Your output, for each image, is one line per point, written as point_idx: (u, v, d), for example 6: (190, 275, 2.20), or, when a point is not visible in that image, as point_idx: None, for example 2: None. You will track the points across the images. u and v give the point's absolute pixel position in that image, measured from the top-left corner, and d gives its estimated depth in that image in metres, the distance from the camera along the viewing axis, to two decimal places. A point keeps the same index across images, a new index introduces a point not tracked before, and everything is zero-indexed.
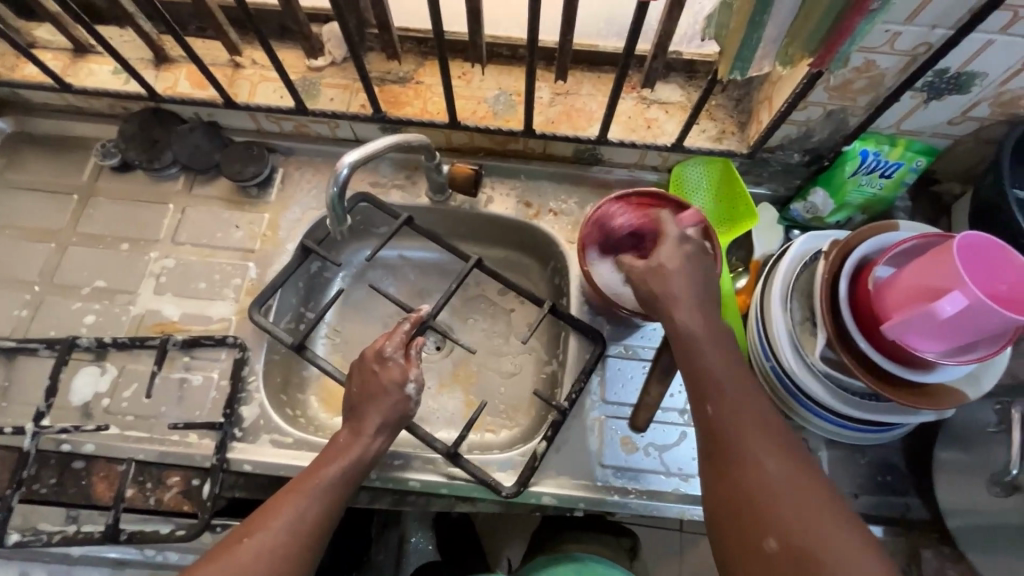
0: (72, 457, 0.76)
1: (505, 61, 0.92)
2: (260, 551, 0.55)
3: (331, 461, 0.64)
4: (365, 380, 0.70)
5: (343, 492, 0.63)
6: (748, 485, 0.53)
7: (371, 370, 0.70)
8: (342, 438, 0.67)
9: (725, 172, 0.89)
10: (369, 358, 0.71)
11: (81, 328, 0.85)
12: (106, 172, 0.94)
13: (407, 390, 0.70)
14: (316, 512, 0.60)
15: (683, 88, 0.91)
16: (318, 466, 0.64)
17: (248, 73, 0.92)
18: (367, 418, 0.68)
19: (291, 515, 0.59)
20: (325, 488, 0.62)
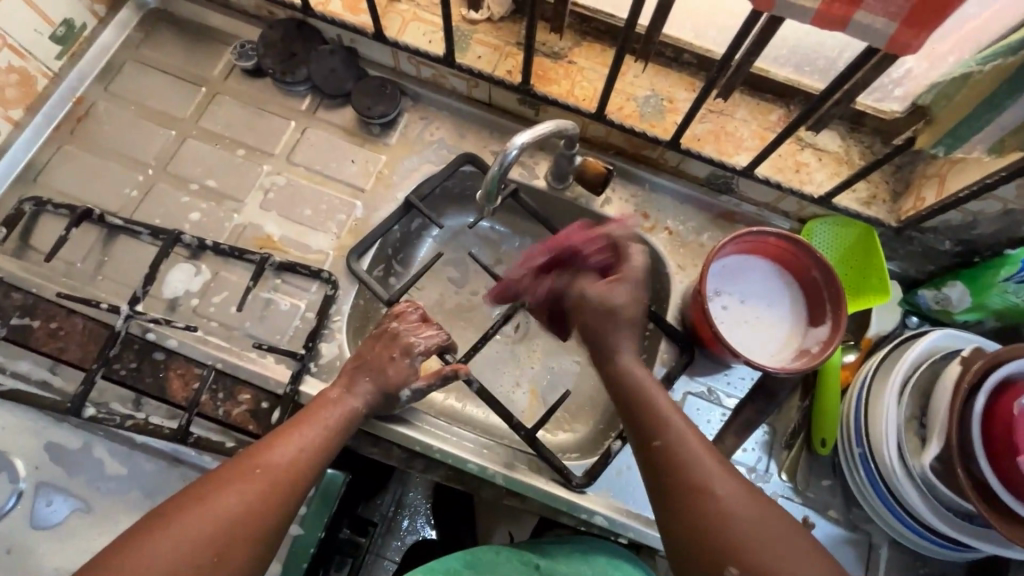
0: (154, 348, 0.77)
1: (666, 62, 0.87)
2: (261, 473, 0.58)
3: (329, 413, 0.66)
4: (382, 356, 0.71)
5: (335, 443, 0.65)
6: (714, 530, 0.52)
7: (390, 355, 0.72)
8: (333, 394, 0.69)
9: (864, 241, 0.83)
10: (394, 343, 0.72)
11: (185, 223, 0.85)
12: (237, 73, 0.93)
13: (400, 393, 0.72)
14: (315, 450, 0.63)
15: (844, 138, 0.85)
16: (315, 415, 0.65)
17: (402, 8, 0.89)
18: (358, 383, 0.70)
19: (296, 446, 0.62)
20: (327, 428, 0.65)
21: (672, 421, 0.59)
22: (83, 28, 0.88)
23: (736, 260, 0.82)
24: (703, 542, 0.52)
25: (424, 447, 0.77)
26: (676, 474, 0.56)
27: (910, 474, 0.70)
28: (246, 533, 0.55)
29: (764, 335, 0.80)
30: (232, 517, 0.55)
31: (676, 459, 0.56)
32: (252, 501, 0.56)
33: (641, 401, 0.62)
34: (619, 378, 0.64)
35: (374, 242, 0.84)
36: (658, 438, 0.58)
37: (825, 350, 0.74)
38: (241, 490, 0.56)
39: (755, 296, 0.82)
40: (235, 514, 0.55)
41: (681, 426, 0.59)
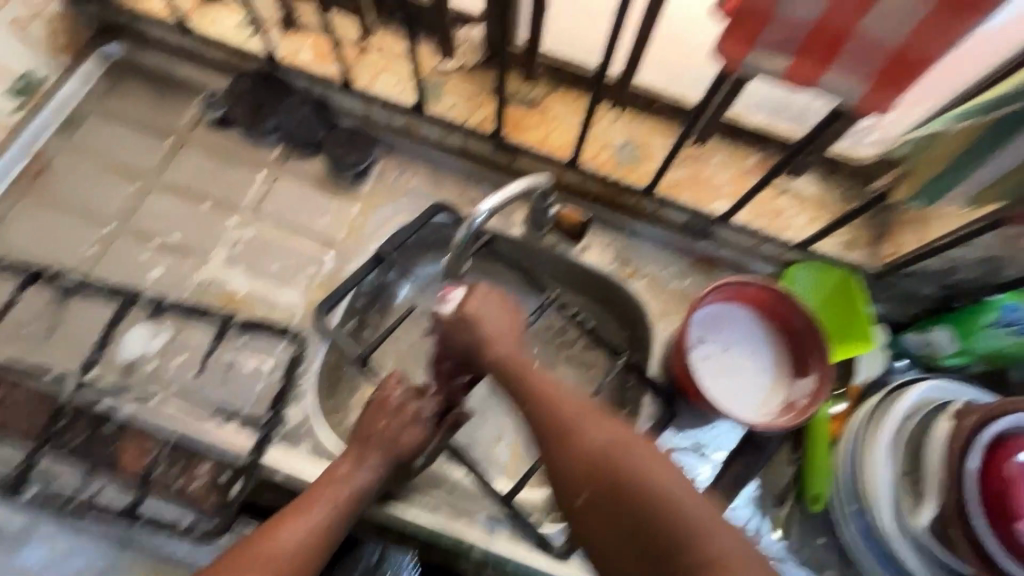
0: (107, 418, 0.72)
1: (640, 109, 0.86)
2: (267, 560, 0.58)
3: (338, 492, 0.65)
4: (384, 428, 0.70)
5: (344, 521, 0.64)
6: (592, 460, 0.55)
7: (399, 424, 0.71)
8: (343, 468, 0.68)
9: (847, 287, 0.80)
10: (392, 411, 0.71)
11: (145, 281, 0.81)
12: (204, 124, 0.91)
13: (415, 458, 0.73)
14: (322, 530, 0.62)
15: (820, 183, 0.84)
16: (324, 491, 0.65)
17: (373, 59, 0.88)
18: (369, 457, 0.69)
19: (300, 529, 0.61)
20: (335, 507, 0.64)
21: (578, 418, 0.58)
22: (43, 81, 0.86)
23: (719, 309, 0.80)
24: (583, 472, 0.55)
25: (402, 518, 0.74)
26: (578, 451, 0.56)
27: (905, 535, 0.67)
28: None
29: (750, 388, 0.78)
30: None
31: (574, 445, 0.56)
32: None
33: (537, 401, 0.61)
34: (505, 368, 0.66)
35: (344, 295, 0.79)
36: (561, 439, 0.58)
37: (813, 404, 0.71)
38: None
39: (740, 344, 0.79)
40: None
41: (592, 428, 0.57)
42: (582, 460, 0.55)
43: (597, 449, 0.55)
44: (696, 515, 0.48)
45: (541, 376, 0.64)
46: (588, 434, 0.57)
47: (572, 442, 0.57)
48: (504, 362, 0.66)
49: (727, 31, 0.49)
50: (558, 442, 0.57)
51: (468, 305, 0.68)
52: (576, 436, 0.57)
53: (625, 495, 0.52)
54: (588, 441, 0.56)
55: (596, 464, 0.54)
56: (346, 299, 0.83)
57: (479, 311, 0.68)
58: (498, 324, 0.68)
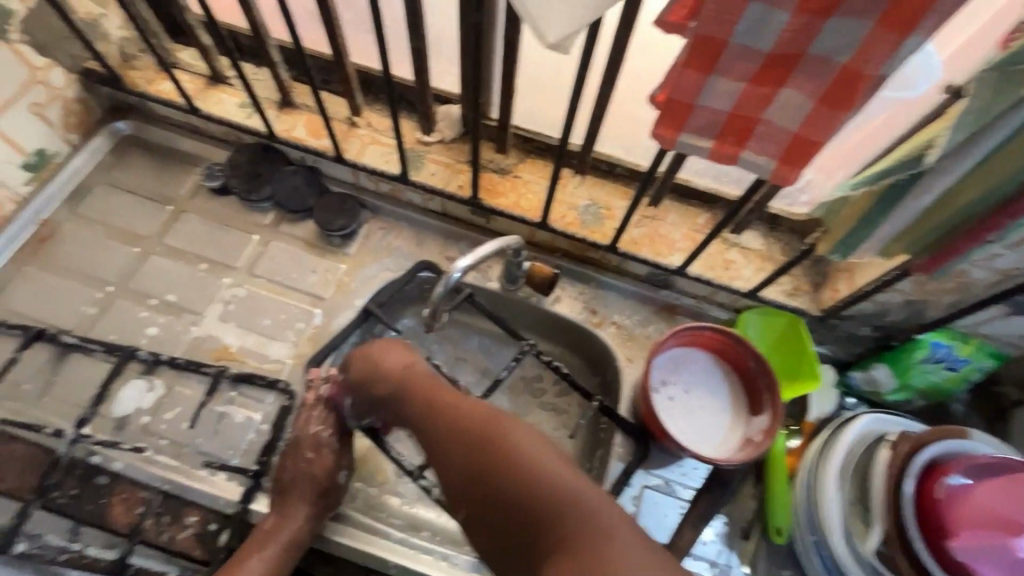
0: (98, 472, 0.74)
1: (601, 173, 0.96)
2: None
3: (266, 547, 0.70)
4: (297, 468, 0.74)
5: (280, 574, 0.70)
6: (484, 465, 0.59)
7: (305, 458, 0.74)
8: (270, 522, 0.72)
9: (793, 330, 0.88)
10: (305, 444, 0.75)
11: (142, 338, 0.85)
12: (204, 191, 0.98)
13: (336, 477, 0.75)
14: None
15: (765, 237, 0.94)
16: (254, 547, 0.70)
17: (361, 132, 0.97)
18: (296, 503, 0.73)
19: None
20: (269, 561, 0.70)
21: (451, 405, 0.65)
22: (55, 155, 0.94)
23: (678, 353, 0.87)
24: (471, 472, 0.59)
25: (350, 550, 0.79)
26: (447, 428, 0.63)
27: (860, 561, 0.72)
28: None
29: (712, 427, 0.83)
30: None
31: (465, 447, 0.60)
32: None
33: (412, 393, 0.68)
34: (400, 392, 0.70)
35: (327, 354, 0.85)
36: (433, 416, 0.65)
37: (766, 440, 0.77)
38: None
39: (699, 387, 0.86)
40: None
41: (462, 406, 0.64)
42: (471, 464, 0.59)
43: (460, 419, 0.63)
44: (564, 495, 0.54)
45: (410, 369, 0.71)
46: (456, 408, 0.64)
47: (442, 420, 0.64)
48: (404, 391, 0.69)
49: (660, 119, 0.58)
50: (456, 448, 0.61)
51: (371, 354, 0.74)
52: (449, 413, 0.64)
53: (473, 454, 0.59)
54: (454, 412, 0.64)
55: (457, 435, 0.62)
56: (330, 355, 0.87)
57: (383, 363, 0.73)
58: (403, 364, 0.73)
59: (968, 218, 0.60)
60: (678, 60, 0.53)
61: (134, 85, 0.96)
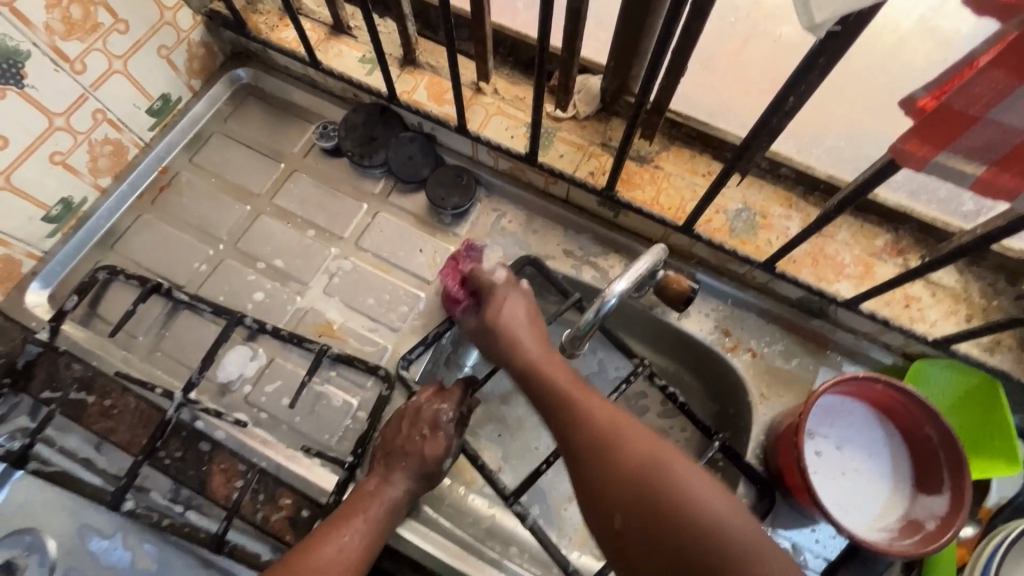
0: (201, 437, 0.74)
1: (761, 173, 0.81)
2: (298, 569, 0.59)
3: (370, 509, 0.66)
4: (409, 443, 0.70)
5: (375, 542, 0.65)
6: (639, 480, 0.51)
7: (419, 433, 0.70)
8: (371, 485, 0.68)
9: (985, 393, 0.72)
10: (423, 418, 0.71)
11: (248, 303, 0.83)
12: (316, 151, 0.93)
13: (442, 465, 0.71)
14: (356, 553, 0.63)
15: (961, 273, 0.76)
16: (358, 507, 0.66)
17: (486, 101, 0.87)
18: (394, 473, 0.69)
19: (333, 544, 0.62)
20: (367, 521, 0.65)
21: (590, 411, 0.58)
22: (178, 101, 0.91)
23: (833, 400, 0.73)
24: (621, 490, 0.52)
25: (424, 553, 0.73)
26: (588, 440, 0.56)
27: None
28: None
29: (866, 495, 0.70)
30: None
31: (609, 459, 0.54)
32: None
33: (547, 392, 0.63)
34: (532, 371, 0.65)
35: (423, 352, 0.79)
36: (571, 419, 0.59)
37: (944, 530, 0.63)
38: None
39: (852, 445, 0.72)
40: None
41: (600, 415, 0.57)
42: (624, 479, 0.52)
43: (602, 432, 0.56)
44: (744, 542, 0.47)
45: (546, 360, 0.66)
46: (594, 416, 0.58)
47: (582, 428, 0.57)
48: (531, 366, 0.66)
49: (913, 129, 0.44)
50: (600, 454, 0.55)
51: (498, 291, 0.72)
52: (587, 422, 0.57)
53: (624, 476, 0.52)
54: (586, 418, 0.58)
55: (603, 448, 0.55)
56: (426, 355, 0.80)
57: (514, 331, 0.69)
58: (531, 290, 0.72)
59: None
60: (980, 51, 0.38)
61: (257, 31, 0.91)
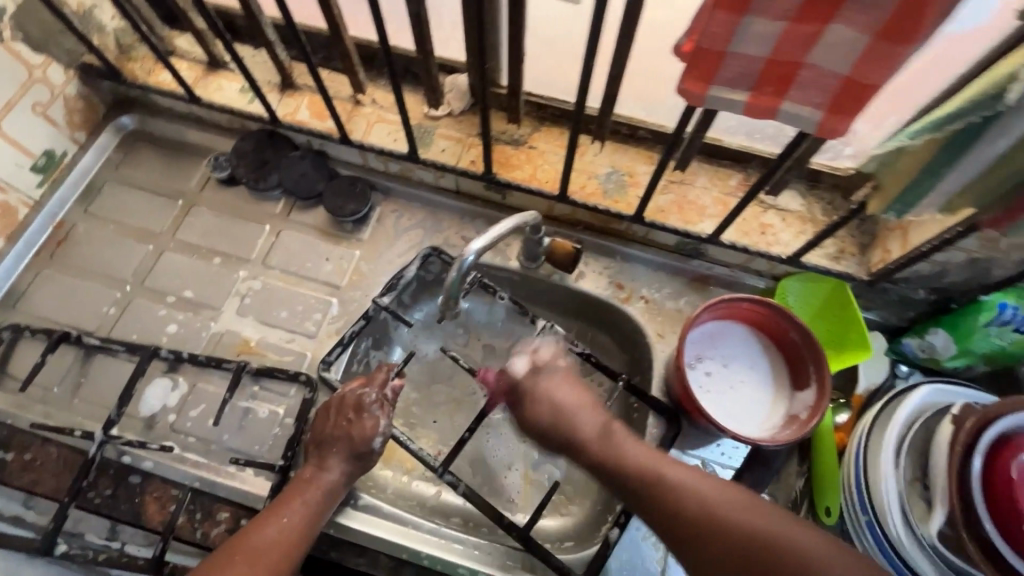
0: (130, 471, 0.75)
1: (623, 139, 0.90)
2: (245, 555, 0.63)
3: (308, 492, 0.69)
4: (338, 429, 0.73)
5: (313, 521, 0.68)
6: (684, 502, 0.60)
7: (346, 418, 0.73)
8: (308, 472, 0.72)
9: (837, 295, 0.83)
10: (348, 405, 0.74)
11: (162, 337, 0.85)
12: (213, 183, 0.96)
13: (371, 445, 0.73)
14: (296, 531, 0.67)
15: (805, 197, 0.86)
16: (291, 495, 0.69)
17: (366, 111, 0.92)
18: (329, 458, 0.72)
19: (273, 527, 0.66)
20: (305, 504, 0.69)
21: (667, 478, 0.63)
22: (64, 155, 0.93)
23: (708, 326, 0.81)
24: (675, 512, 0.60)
25: (367, 538, 0.75)
26: (684, 507, 0.60)
27: (920, 545, 0.66)
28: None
29: (752, 403, 0.79)
30: None
31: (651, 487, 0.63)
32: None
33: (620, 472, 0.66)
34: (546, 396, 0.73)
35: (342, 352, 0.82)
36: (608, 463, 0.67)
37: (813, 416, 0.72)
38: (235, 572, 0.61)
39: (736, 360, 0.81)
40: None
41: (697, 488, 0.61)
42: (672, 501, 0.61)
43: (693, 501, 0.60)
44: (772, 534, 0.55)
45: (624, 436, 0.69)
46: (674, 483, 0.62)
47: (670, 496, 0.61)
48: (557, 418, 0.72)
49: (687, 72, 0.52)
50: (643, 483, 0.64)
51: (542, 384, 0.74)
52: (674, 491, 0.62)
53: (731, 543, 0.56)
54: (668, 486, 0.62)
55: (711, 532, 0.58)
56: (345, 354, 0.84)
57: (551, 390, 0.73)
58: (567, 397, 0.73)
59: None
60: None
61: (133, 77, 0.93)
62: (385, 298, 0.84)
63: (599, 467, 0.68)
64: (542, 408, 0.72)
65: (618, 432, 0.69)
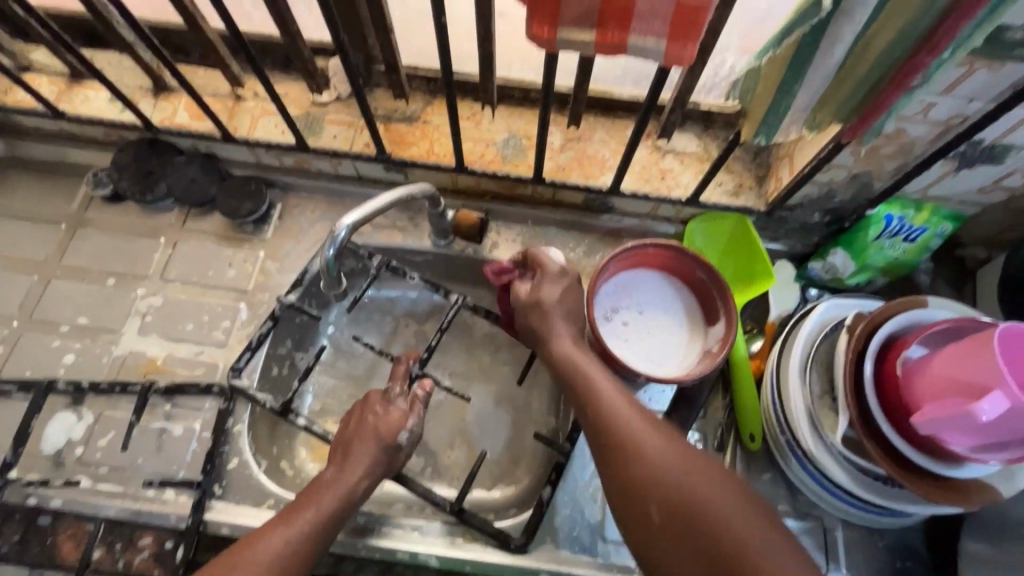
0: (38, 512, 0.72)
1: (517, 102, 0.89)
2: (237, 569, 0.55)
3: (359, 457, 0.67)
4: (364, 421, 0.69)
5: (326, 531, 0.62)
6: (665, 489, 0.52)
7: (374, 414, 0.70)
8: (351, 454, 0.67)
9: (739, 230, 0.85)
10: (374, 401, 0.71)
11: (59, 369, 0.80)
12: (96, 202, 0.91)
13: (399, 438, 0.69)
14: (344, 502, 0.64)
15: (700, 137, 0.87)
16: (307, 501, 0.63)
17: (249, 106, 0.88)
18: (379, 457, 0.68)
19: (333, 497, 0.63)
20: (367, 470, 0.66)
21: (642, 442, 0.56)
22: None
23: (618, 277, 0.82)
24: (656, 497, 0.52)
25: None
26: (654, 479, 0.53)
27: (832, 452, 0.69)
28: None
29: (669, 346, 0.80)
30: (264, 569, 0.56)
31: (636, 462, 0.55)
32: (277, 555, 0.58)
33: (618, 435, 0.57)
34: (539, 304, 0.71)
35: (254, 356, 0.80)
36: (598, 424, 0.59)
37: (724, 347, 0.74)
38: (270, 544, 0.58)
39: (650, 306, 0.82)
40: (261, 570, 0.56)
41: (674, 475, 0.53)
42: (653, 485, 0.53)
43: (682, 494, 0.51)
44: (755, 543, 0.47)
45: (625, 408, 0.59)
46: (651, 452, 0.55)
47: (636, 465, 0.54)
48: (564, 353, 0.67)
49: (530, 13, 0.51)
50: (629, 456, 0.55)
51: (542, 285, 0.71)
52: (654, 474, 0.53)
53: (710, 544, 0.48)
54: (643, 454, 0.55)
55: (697, 531, 0.49)
56: (260, 356, 0.83)
57: (545, 287, 0.71)
58: (561, 305, 0.71)
59: (890, 64, 0.53)
60: None
61: None
62: (290, 296, 0.80)
63: (592, 427, 0.60)
64: (532, 302, 0.71)
65: (616, 383, 0.63)
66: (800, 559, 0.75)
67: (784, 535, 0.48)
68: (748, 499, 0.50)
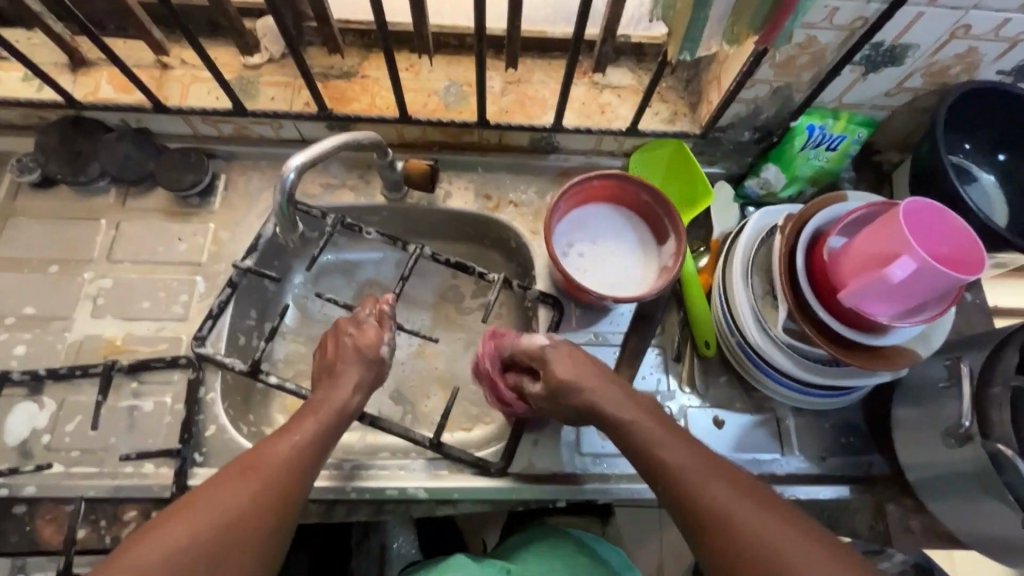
0: (14, 501, 0.71)
1: (454, 51, 0.90)
2: (257, 470, 0.60)
3: (342, 372, 0.70)
4: (342, 344, 0.72)
5: (333, 436, 0.66)
6: (672, 478, 0.61)
7: (348, 334, 0.73)
8: (328, 389, 0.69)
9: (677, 154, 0.89)
10: (345, 323, 0.73)
11: (11, 361, 0.78)
12: (25, 189, 0.86)
13: (379, 351, 0.72)
14: (329, 428, 0.66)
15: (634, 71, 0.91)
16: (308, 411, 0.67)
17: (177, 74, 0.85)
18: (359, 378, 0.70)
19: (317, 425, 0.65)
20: (354, 391, 0.69)
21: (657, 446, 0.63)
22: None
23: (569, 212, 0.85)
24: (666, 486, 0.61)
25: None
26: (701, 514, 0.59)
27: (777, 345, 0.75)
28: (236, 544, 0.56)
29: (625, 270, 0.84)
30: (236, 496, 0.58)
31: (644, 459, 0.63)
32: (258, 483, 0.59)
33: (625, 434, 0.65)
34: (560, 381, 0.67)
35: (216, 325, 0.79)
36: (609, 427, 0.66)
37: (677, 261, 0.79)
38: (248, 477, 0.59)
39: (602, 236, 0.86)
40: (238, 502, 0.57)
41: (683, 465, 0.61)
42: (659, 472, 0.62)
43: (681, 480, 0.60)
44: (751, 523, 0.56)
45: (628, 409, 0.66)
46: (690, 479, 0.60)
47: (685, 494, 0.60)
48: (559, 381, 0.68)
49: None
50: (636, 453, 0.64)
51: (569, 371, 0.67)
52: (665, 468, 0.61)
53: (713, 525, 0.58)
54: (678, 472, 0.61)
55: (703, 517, 0.58)
56: (224, 323, 0.82)
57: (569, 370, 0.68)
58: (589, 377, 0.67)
59: None
60: None
61: None
62: (246, 261, 0.80)
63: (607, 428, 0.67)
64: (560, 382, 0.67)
65: (610, 385, 0.68)
66: (758, 448, 0.82)
67: (777, 513, 0.57)
68: (743, 485, 0.59)
